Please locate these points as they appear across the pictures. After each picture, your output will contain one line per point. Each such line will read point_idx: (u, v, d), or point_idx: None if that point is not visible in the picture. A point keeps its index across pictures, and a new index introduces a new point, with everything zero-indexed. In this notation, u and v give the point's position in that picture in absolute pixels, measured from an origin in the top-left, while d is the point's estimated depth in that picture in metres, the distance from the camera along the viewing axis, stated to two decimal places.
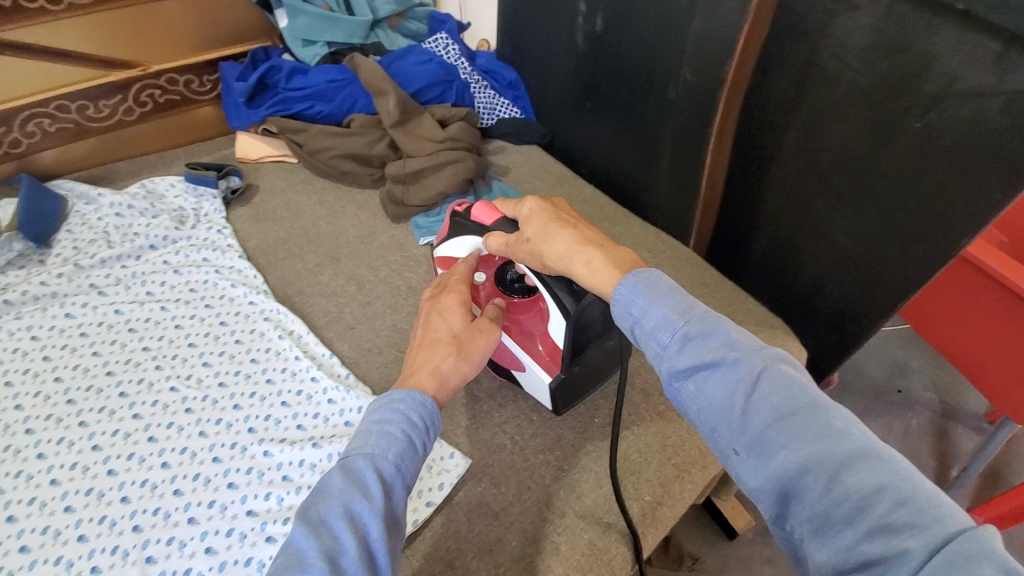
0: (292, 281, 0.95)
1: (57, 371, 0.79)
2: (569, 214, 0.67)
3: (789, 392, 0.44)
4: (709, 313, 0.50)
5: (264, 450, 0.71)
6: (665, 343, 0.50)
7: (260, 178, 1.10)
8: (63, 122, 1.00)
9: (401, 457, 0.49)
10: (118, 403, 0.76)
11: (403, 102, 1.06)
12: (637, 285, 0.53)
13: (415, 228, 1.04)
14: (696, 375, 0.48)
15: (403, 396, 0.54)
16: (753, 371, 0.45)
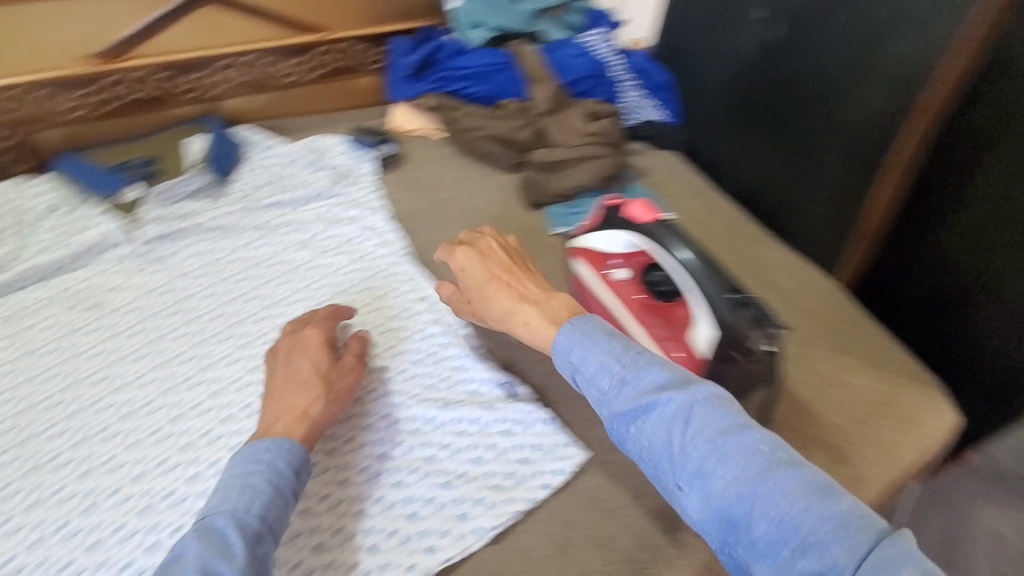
0: (430, 250, 0.99)
1: (224, 293, 0.86)
2: (497, 269, 0.73)
3: (718, 424, 0.52)
4: (643, 355, 0.58)
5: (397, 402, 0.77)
6: (605, 386, 0.57)
7: (409, 149, 1.15)
8: (249, 74, 1.08)
9: (267, 507, 0.56)
10: (273, 332, 0.82)
11: (556, 94, 1.09)
12: (574, 333, 0.61)
13: (549, 216, 1.05)
14: (635, 417, 0.55)
15: (268, 445, 0.60)
16: (689, 405, 0.53)
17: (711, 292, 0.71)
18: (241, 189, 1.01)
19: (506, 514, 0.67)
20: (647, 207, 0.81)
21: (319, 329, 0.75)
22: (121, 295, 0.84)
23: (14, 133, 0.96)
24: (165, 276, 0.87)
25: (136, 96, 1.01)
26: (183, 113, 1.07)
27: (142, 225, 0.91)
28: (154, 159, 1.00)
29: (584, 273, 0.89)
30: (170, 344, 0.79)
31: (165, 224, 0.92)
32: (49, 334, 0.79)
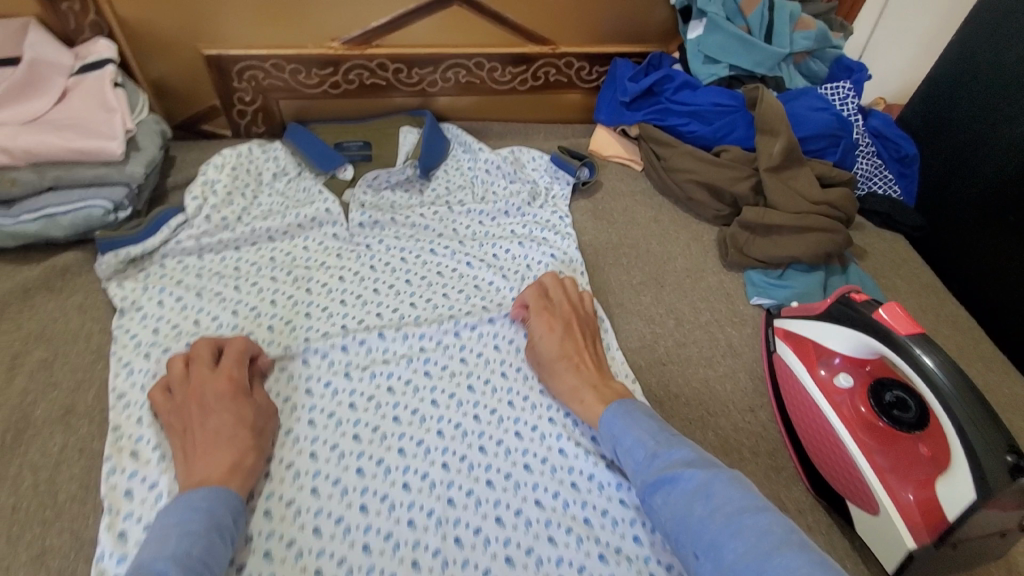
0: (613, 290, 0.93)
1: (413, 293, 0.86)
2: (575, 333, 0.77)
3: (739, 503, 0.54)
4: (676, 438, 0.62)
5: (559, 448, 0.72)
6: (639, 459, 0.61)
7: (605, 175, 1.10)
8: (473, 77, 1.08)
9: (208, 552, 0.52)
10: (451, 341, 0.81)
11: (790, 149, 0.96)
12: (619, 412, 0.66)
13: (748, 282, 0.95)
14: (660, 489, 0.58)
15: (204, 493, 0.56)
16: (710, 483, 0.56)
17: (978, 446, 0.57)
18: (436, 189, 1.01)
19: None
20: (905, 316, 0.67)
21: (230, 377, 0.67)
22: (320, 272, 0.87)
23: (259, 99, 1.03)
24: (361, 260, 0.90)
25: (367, 81, 1.05)
26: (405, 102, 1.10)
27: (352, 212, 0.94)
28: (370, 144, 1.04)
29: (792, 366, 0.77)
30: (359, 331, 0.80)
31: (371, 215, 0.94)
32: (253, 294, 0.83)
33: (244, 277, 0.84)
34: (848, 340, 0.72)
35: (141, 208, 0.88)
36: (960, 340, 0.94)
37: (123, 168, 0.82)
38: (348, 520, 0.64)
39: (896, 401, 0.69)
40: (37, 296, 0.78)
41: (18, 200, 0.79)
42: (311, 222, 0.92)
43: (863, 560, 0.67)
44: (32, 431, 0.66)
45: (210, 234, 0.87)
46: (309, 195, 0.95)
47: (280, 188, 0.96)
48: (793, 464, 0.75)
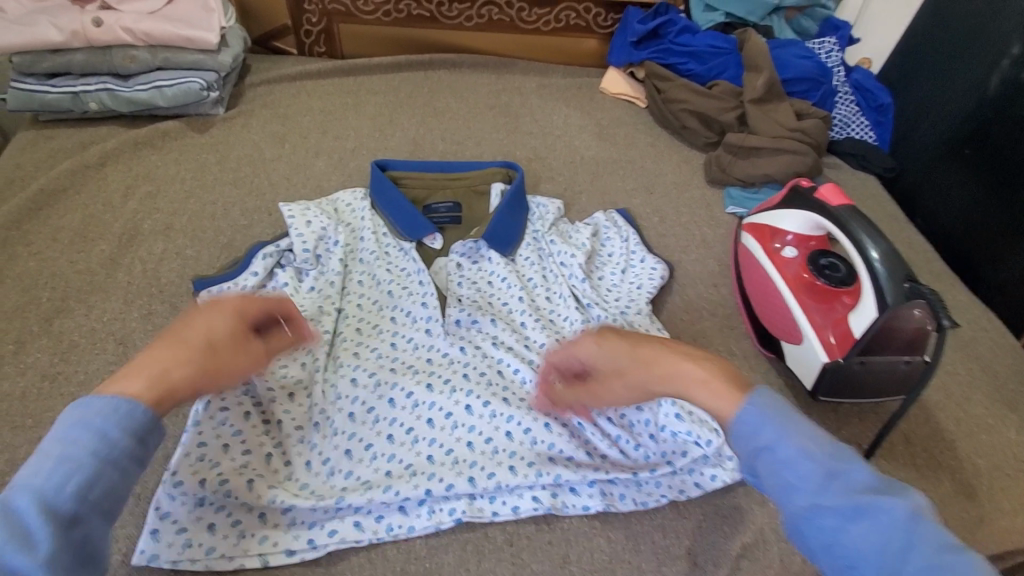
0: (610, 193, 1.09)
1: (479, 285, 0.88)
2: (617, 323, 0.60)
3: (936, 546, 0.39)
4: (838, 443, 0.44)
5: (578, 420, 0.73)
6: (803, 475, 0.42)
7: (612, 108, 1.27)
8: (504, 15, 1.26)
9: (88, 487, 0.40)
10: (491, 289, 0.88)
11: (771, 84, 1.11)
12: (766, 410, 0.46)
13: (728, 197, 1.09)
14: (840, 512, 0.41)
15: (101, 405, 0.43)
16: (917, 524, 0.39)
17: (883, 276, 0.73)
18: (531, 277, 0.90)
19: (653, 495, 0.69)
20: (837, 193, 0.82)
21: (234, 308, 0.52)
22: (403, 351, 0.79)
23: (323, 21, 1.23)
24: (452, 347, 0.79)
25: (413, 12, 1.23)
26: (444, 35, 1.28)
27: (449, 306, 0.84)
28: (459, 204, 0.97)
29: (751, 246, 0.92)
30: (404, 278, 0.87)
31: (472, 310, 0.83)
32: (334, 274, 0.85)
33: (322, 318, 0.79)
34: (797, 218, 0.87)
35: (225, 96, 1.08)
36: (911, 256, 1.07)
37: (216, 57, 1.03)
38: (376, 447, 0.70)
39: (829, 264, 0.83)
40: (143, 149, 0.98)
41: (134, 75, 1.00)
42: (400, 273, 0.88)
43: (794, 396, 0.83)
44: (141, 238, 0.85)
45: (302, 268, 0.84)
46: (392, 248, 0.91)
47: (368, 259, 0.88)
48: (746, 326, 0.90)
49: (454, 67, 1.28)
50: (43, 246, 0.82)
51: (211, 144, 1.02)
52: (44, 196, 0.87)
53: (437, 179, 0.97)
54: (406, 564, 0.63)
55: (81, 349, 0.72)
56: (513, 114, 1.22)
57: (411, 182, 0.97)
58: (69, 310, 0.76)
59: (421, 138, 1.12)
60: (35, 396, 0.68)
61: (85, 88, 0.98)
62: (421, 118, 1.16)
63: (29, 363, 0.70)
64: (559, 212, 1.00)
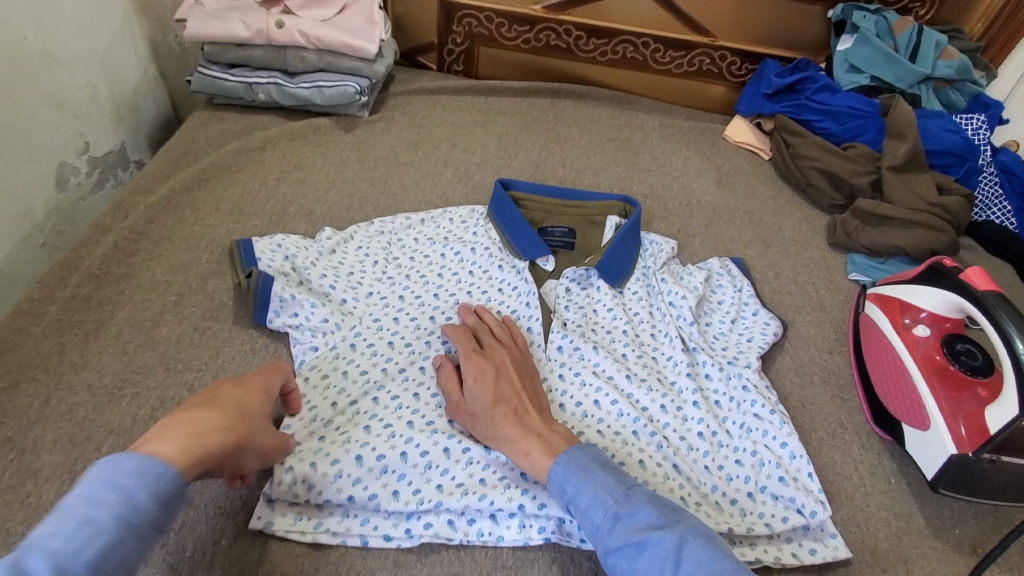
0: (724, 240, 1.08)
1: (583, 311, 0.89)
2: (506, 371, 0.72)
3: (699, 565, 0.52)
4: (635, 489, 0.59)
5: (674, 464, 0.72)
6: (598, 520, 0.57)
7: (734, 156, 1.26)
8: (638, 54, 1.29)
9: (105, 556, 0.41)
10: (596, 318, 0.89)
11: (914, 154, 1.06)
12: (571, 463, 0.61)
13: (850, 262, 1.05)
14: (626, 553, 0.55)
15: (134, 466, 0.45)
16: (679, 544, 0.53)
17: None
18: (636, 311, 0.90)
19: (745, 554, 0.66)
20: (985, 277, 0.77)
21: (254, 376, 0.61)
22: None
23: (466, 43, 1.32)
24: (552, 373, 0.80)
25: (551, 42, 1.29)
26: (577, 66, 1.33)
27: (553, 327, 0.85)
28: (574, 231, 0.99)
29: (878, 320, 0.87)
30: (510, 300, 0.88)
31: (574, 336, 0.84)
32: (450, 283, 0.89)
33: (435, 326, 0.81)
34: (936, 299, 0.81)
35: (372, 100, 1.18)
36: None
37: (372, 66, 1.12)
38: (473, 451, 0.69)
39: (966, 351, 0.78)
40: (297, 140, 1.08)
41: (300, 74, 1.11)
42: (509, 291, 0.89)
43: (907, 482, 0.77)
44: (288, 219, 0.94)
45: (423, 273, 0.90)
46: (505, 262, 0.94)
47: (479, 274, 0.91)
48: (859, 400, 0.86)
49: (579, 98, 1.32)
50: (207, 213, 0.91)
51: (357, 143, 1.11)
52: (213, 169, 0.98)
53: (556, 205, 0.99)
54: (492, 571, 0.64)
55: (229, 310, 0.80)
56: (632, 150, 1.24)
57: (531, 204, 1.00)
58: (222, 273, 0.84)
59: (542, 161, 1.16)
60: (187, 344, 0.75)
61: (257, 80, 1.10)
62: (544, 142, 1.21)
63: (185, 314, 0.78)
64: (672, 252, 1.00)
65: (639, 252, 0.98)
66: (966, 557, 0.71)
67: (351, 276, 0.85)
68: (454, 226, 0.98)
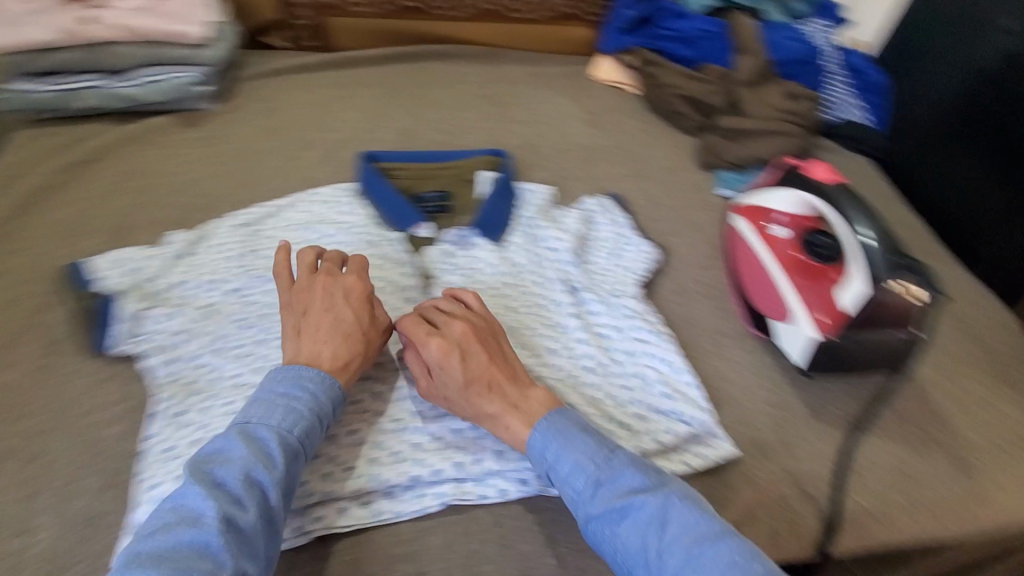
0: (600, 178, 1.09)
1: (466, 270, 0.86)
2: (474, 346, 0.68)
3: (683, 529, 0.57)
4: (614, 456, 0.62)
5: (566, 402, 0.73)
6: (581, 487, 0.61)
7: (604, 95, 1.26)
8: (493, 4, 1.26)
9: (305, 432, 0.61)
10: (475, 273, 0.86)
11: (762, 69, 1.12)
12: (551, 429, 0.63)
13: (717, 178, 1.10)
14: (610, 519, 0.59)
15: (313, 375, 0.64)
16: (662, 509, 0.58)
17: (874, 247, 0.72)
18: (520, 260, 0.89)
19: None
20: (829, 172, 0.83)
21: (358, 277, 0.73)
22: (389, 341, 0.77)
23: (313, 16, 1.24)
24: None
25: (403, 4, 1.24)
26: (435, 24, 1.28)
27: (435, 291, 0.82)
28: (449, 193, 0.96)
29: (741, 227, 0.90)
30: (390, 273, 0.84)
31: None
32: None
33: None
34: (789, 196, 0.86)
35: (219, 92, 1.10)
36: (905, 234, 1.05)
37: (205, 53, 1.04)
38: (362, 433, 0.68)
39: (821, 243, 0.83)
40: (135, 146, 0.99)
41: (124, 74, 1.01)
42: (388, 264, 0.85)
43: (786, 374, 0.82)
44: (132, 232, 0.87)
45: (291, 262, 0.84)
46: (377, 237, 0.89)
47: (352, 250, 0.87)
48: (735, 307, 0.90)
49: (444, 58, 1.28)
50: (38, 242, 0.84)
51: (205, 139, 1.03)
52: (37, 194, 0.89)
53: (426, 169, 0.97)
54: (392, 549, 0.65)
55: (66, 345, 0.74)
56: (503, 104, 1.22)
57: (400, 172, 0.97)
58: (65, 303, 0.78)
59: (411, 128, 1.12)
60: (26, 389, 0.70)
61: (76, 88, 1.00)
62: (410, 107, 1.16)
63: (15, 358, 0.72)
64: (548, 197, 0.99)
65: (516, 202, 0.97)
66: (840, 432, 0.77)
67: (208, 277, 0.79)
68: (319, 204, 0.92)
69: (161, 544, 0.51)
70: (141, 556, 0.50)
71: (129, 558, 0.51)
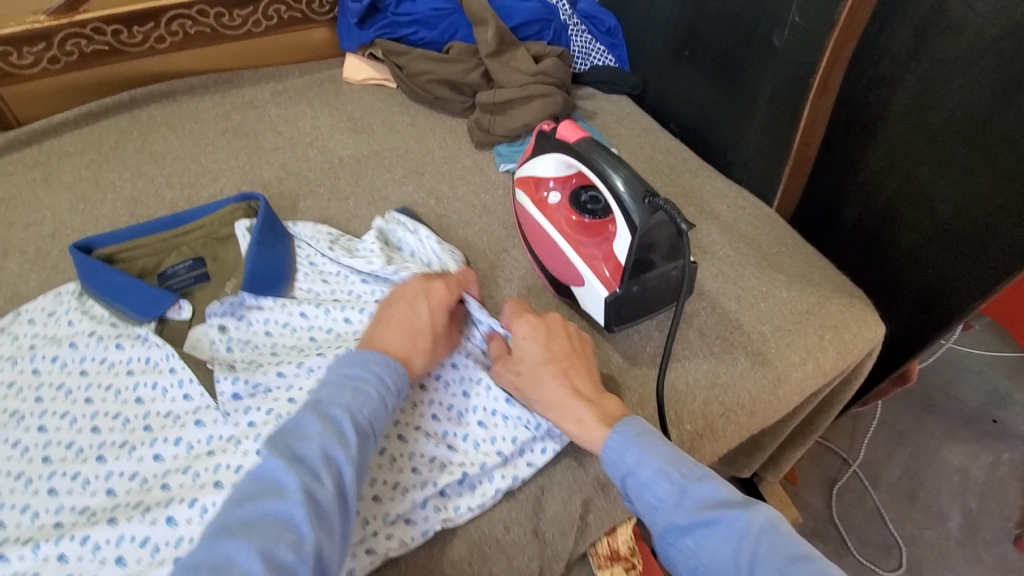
0: (379, 187, 1.02)
1: (253, 341, 0.77)
2: (565, 346, 0.70)
3: (776, 547, 0.51)
4: (699, 467, 0.58)
5: (399, 437, 0.66)
6: (662, 495, 0.56)
7: (362, 96, 1.18)
8: (201, 26, 1.10)
9: (376, 414, 0.59)
10: (264, 342, 0.77)
11: (502, 35, 1.09)
12: (629, 435, 0.60)
13: (497, 155, 1.08)
14: (693, 532, 0.54)
15: (382, 361, 0.63)
16: (751, 527, 0.52)
17: (626, 198, 0.73)
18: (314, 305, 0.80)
19: (487, 494, 0.65)
20: (574, 129, 0.82)
21: (448, 286, 0.73)
22: (168, 456, 0.65)
23: None
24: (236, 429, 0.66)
25: (87, 49, 1.04)
26: (140, 62, 1.09)
27: (217, 375, 0.70)
28: (202, 258, 0.84)
29: (522, 201, 0.91)
30: (149, 375, 0.72)
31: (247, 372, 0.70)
32: (60, 402, 0.70)
33: (54, 467, 0.64)
34: (547, 161, 0.86)
35: None
36: (670, 161, 1.13)
37: None
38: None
39: (590, 199, 0.85)
40: None
41: None
42: (142, 366, 0.73)
43: (598, 332, 0.84)
44: None
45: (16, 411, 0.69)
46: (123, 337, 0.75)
47: (94, 367, 0.73)
48: (541, 280, 0.91)
49: (165, 98, 1.10)
50: None
51: None
52: None
53: (164, 239, 0.82)
54: None
55: None
56: (250, 133, 1.07)
57: (132, 252, 0.81)
58: None
59: (141, 191, 0.95)
60: None
61: None
62: (136, 167, 0.98)
63: None
64: (325, 228, 0.90)
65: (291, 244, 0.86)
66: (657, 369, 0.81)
67: None
68: (37, 325, 0.76)
69: (249, 513, 0.49)
70: (229, 526, 0.48)
71: (217, 525, 0.49)
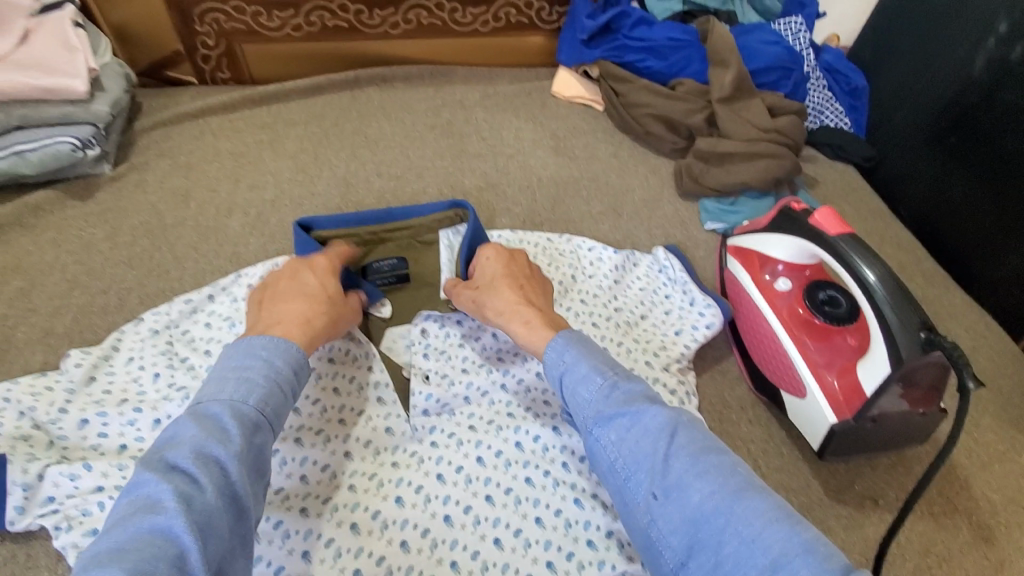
0: (574, 219, 0.98)
1: (461, 358, 0.74)
2: (522, 272, 0.72)
3: (692, 445, 0.51)
4: (630, 371, 0.58)
5: (574, 499, 0.63)
6: (592, 394, 0.55)
7: (568, 114, 1.13)
8: (434, 18, 1.10)
9: (264, 398, 0.52)
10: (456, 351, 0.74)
11: (741, 80, 1.00)
12: (569, 343, 0.59)
13: (703, 210, 0.99)
14: (617, 424, 0.53)
15: (265, 341, 0.56)
16: (672, 425, 0.52)
17: (895, 323, 0.61)
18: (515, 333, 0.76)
19: None
20: (835, 219, 0.70)
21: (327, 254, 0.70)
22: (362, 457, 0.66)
23: (222, 43, 1.07)
24: (423, 442, 0.68)
25: (328, 23, 1.07)
26: (371, 45, 1.12)
27: (414, 387, 0.71)
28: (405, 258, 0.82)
29: (740, 276, 0.82)
30: (347, 368, 0.72)
31: (435, 389, 0.71)
32: None
33: None
34: (784, 243, 0.76)
35: (110, 149, 0.92)
36: (901, 258, 0.98)
37: (90, 108, 0.87)
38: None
39: (829, 299, 0.74)
40: (11, 232, 0.82)
41: None
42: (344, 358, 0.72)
43: (799, 449, 0.75)
44: (15, 351, 0.72)
45: None
46: None
47: None
48: (740, 367, 0.82)
49: (384, 83, 1.12)
50: None
51: (98, 215, 0.86)
52: None
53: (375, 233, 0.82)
54: None
55: None
56: (456, 134, 1.07)
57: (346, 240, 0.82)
58: None
59: (352, 175, 0.97)
60: None
61: None
62: (351, 149, 1.00)
63: None
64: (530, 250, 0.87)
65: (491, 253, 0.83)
66: (866, 513, 0.70)
67: (127, 411, 0.65)
68: (253, 292, 0.77)
69: (122, 535, 0.41)
70: (99, 556, 0.40)
71: (83, 562, 0.41)
